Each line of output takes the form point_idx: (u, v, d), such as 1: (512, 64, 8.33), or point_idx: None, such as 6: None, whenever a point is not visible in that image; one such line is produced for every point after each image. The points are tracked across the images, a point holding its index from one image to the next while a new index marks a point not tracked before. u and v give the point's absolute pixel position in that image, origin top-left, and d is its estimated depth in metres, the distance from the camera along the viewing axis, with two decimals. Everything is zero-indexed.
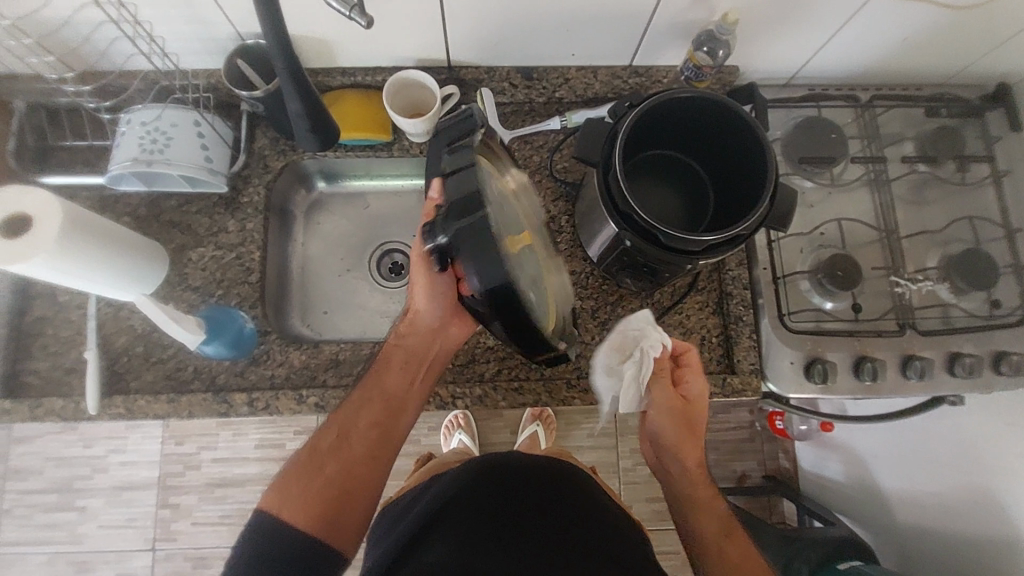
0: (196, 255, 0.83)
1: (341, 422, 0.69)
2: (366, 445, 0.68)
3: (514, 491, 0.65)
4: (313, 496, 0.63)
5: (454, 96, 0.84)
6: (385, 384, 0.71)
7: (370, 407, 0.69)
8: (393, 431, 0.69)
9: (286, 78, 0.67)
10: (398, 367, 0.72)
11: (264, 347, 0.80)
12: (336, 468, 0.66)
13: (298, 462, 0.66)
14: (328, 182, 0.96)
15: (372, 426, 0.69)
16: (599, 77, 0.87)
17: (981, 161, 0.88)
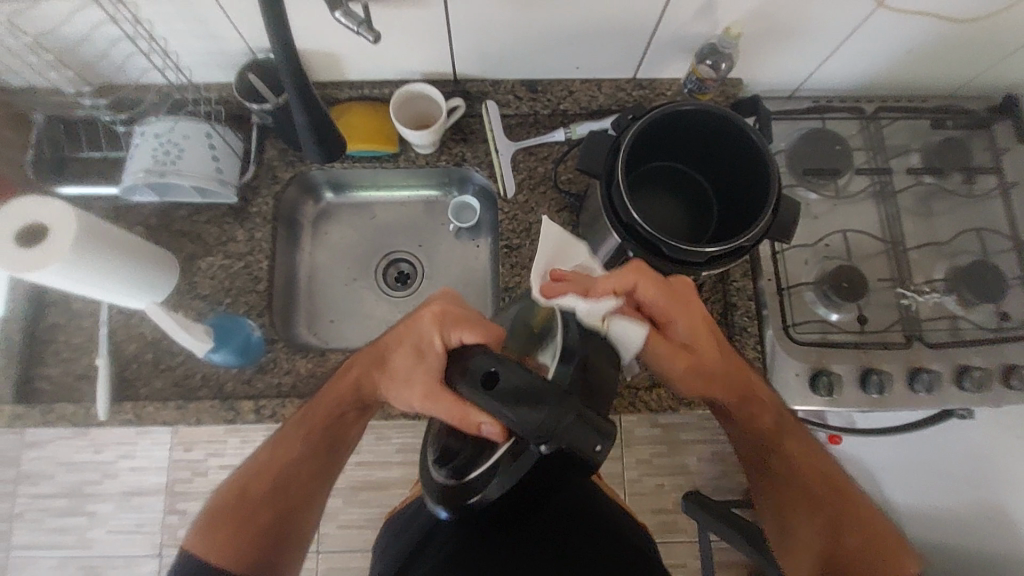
0: (205, 264, 0.85)
1: (276, 452, 0.70)
2: (302, 482, 0.69)
3: None
4: (242, 527, 0.66)
5: (460, 109, 0.85)
6: (320, 414, 0.70)
7: (307, 439, 0.70)
8: (329, 460, 0.71)
9: (297, 95, 0.69)
10: (333, 397, 0.70)
11: (271, 355, 0.81)
12: (267, 498, 0.68)
13: (230, 499, 0.68)
14: (336, 192, 0.97)
15: (307, 462, 0.70)
16: (602, 90, 0.88)
17: (988, 173, 0.88)
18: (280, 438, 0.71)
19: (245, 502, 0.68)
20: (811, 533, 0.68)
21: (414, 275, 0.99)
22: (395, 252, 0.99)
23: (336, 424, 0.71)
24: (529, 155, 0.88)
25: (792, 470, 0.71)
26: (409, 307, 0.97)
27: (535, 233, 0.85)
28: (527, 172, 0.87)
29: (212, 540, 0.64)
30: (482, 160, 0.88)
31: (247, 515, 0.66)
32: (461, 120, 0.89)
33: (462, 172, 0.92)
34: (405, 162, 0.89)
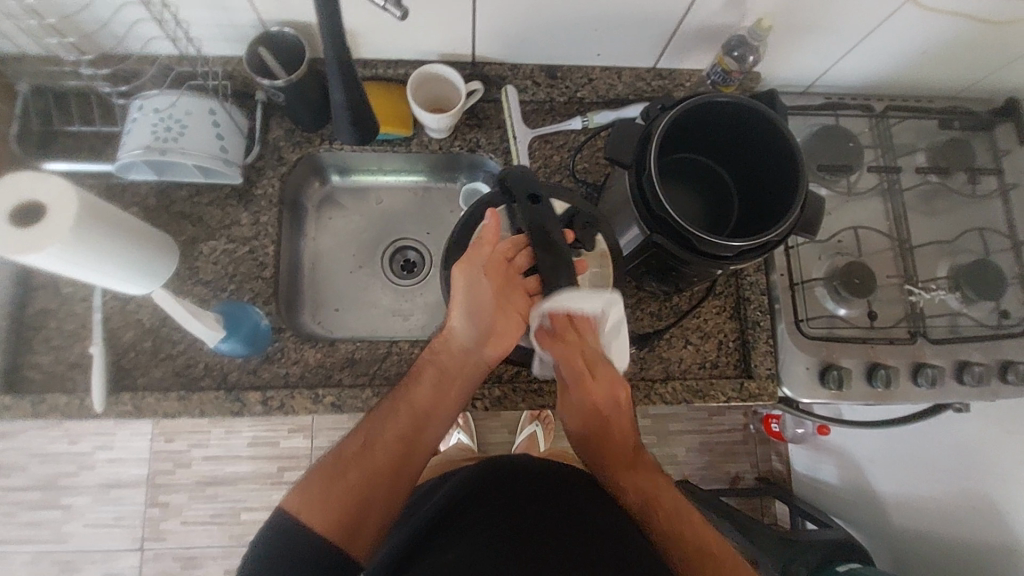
0: (207, 248, 0.81)
1: (369, 430, 0.66)
2: (392, 455, 0.65)
3: (522, 492, 0.65)
4: (344, 504, 0.60)
5: (478, 92, 0.82)
6: (414, 396, 0.69)
7: (399, 419, 0.67)
8: (420, 440, 0.67)
9: (337, 67, 0.66)
10: (430, 384, 0.70)
11: (278, 345, 0.78)
12: (363, 467, 0.63)
13: (324, 476, 0.62)
14: (342, 175, 0.94)
15: (398, 438, 0.66)
16: (622, 79, 0.87)
17: (990, 174, 0.90)
18: (372, 419, 0.68)
19: (338, 466, 0.63)
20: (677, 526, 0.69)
21: (421, 264, 0.96)
22: (402, 239, 0.97)
23: (426, 398, 0.69)
24: (546, 144, 0.86)
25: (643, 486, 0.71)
26: (417, 296, 0.94)
27: None
28: (544, 161, 0.86)
29: (308, 505, 0.59)
30: (497, 147, 0.86)
31: (348, 493, 0.61)
32: (477, 105, 0.87)
33: (475, 159, 0.90)
34: (418, 146, 0.86)
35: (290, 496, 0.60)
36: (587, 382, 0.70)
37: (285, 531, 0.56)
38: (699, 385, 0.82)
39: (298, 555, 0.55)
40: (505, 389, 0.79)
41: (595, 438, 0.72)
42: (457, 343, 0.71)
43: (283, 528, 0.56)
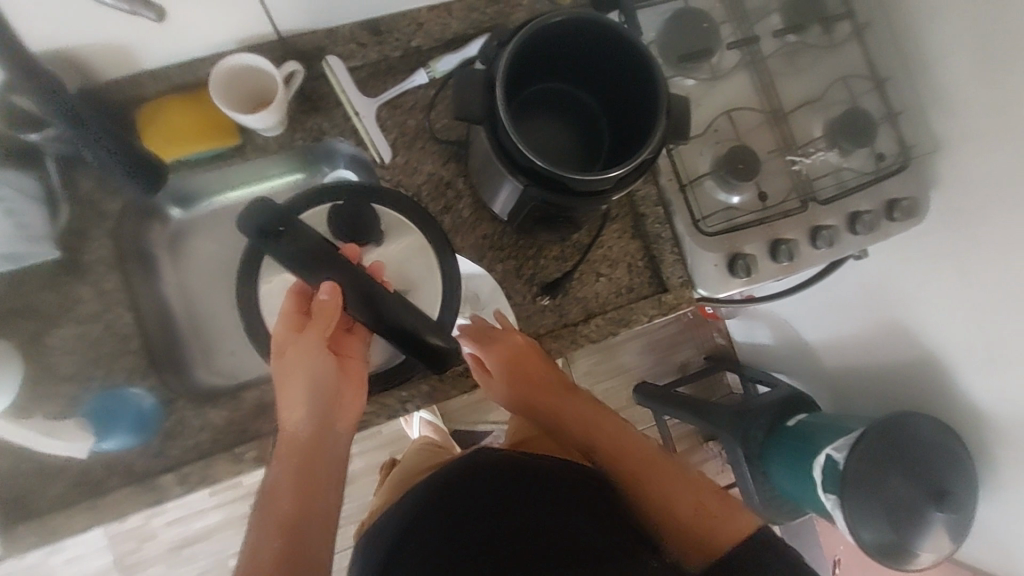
0: (54, 339, 0.70)
1: (250, 543, 0.54)
2: (277, 555, 0.52)
3: (478, 506, 0.58)
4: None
5: (299, 73, 0.71)
6: (279, 488, 0.57)
7: (272, 515, 0.55)
8: (308, 517, 0.56)
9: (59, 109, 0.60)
10: (291, 468, 0.58)
11: (175, 417, 0.71)
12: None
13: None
14: (184, 207, 0.83)
15: (277, 534, 0.54)
16: (454, 14, 0.77)
17: (844, 18, 0.89)
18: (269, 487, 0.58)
19: None
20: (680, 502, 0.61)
21: None
22: None
23: (291, 484, 0.57)
24: (395, 109, 0.78)
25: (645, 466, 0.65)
26: None
27: (427, 195, 0.79)
28: (399, 130, 0.78)
29: None
30: (344, 128, 0.77)
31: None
32: (307, 86, 0.76)
33: (325, 146, 0.79)
34: (254, 152, 0.76)
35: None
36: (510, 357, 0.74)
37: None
38: (620, 315, 0.82)
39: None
40: (432, 380, 0.77)
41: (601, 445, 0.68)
42: (296, 428, 0.61)
43: None
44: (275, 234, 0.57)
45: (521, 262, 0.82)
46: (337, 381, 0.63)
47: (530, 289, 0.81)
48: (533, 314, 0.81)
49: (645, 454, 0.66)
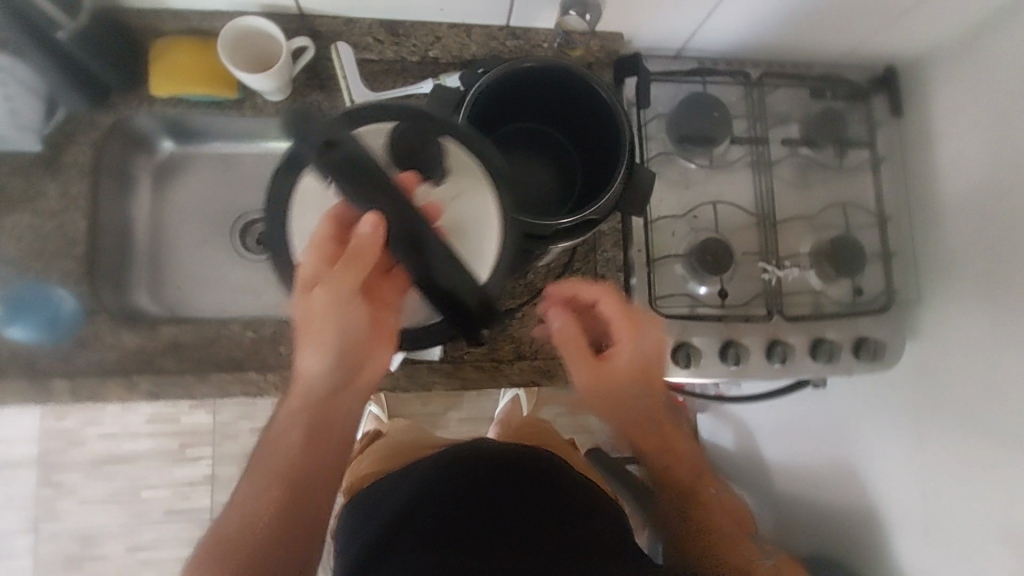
0: (9, 222, 0.73)
1: (248, 489, 0.55)
2: (280, 511, 0.53)
3: (479, 472, 0.68)
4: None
5: (308, 50, 0.76)
6: (284, 444, 0.56)
7: (272, 464, 0.55)
8: (315, 477, 0.56)
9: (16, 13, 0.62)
10: (302, 420, 0.57)
11: (92, 328, 0.73)
12: (242, 540, 0.51)
13: (213, 546, 0.52)
14: (178, 141, 0.87)
15: (277, 488, 0.54)
16: (474, 38, 0.80)
17: (860, 147, 0.88)
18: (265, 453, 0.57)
19: (217, 546, 0.51)
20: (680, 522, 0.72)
21: None
22: (249, 212, 0.90)
23: (290, 440, 0.56)
24: None
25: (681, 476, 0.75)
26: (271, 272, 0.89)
27: None
28: None
29: None
30: (340, 111, 0.80)
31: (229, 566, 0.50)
32: (317, 63, 0.79)
33: (325, 126, 0.84)
34: (251, 110, 0.79)
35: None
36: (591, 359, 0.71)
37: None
38: (548, 366, 0.80)
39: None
40: None
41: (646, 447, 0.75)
42: (315, 377, 0.57)
43: None
44: (327, 145, 0.49)
45: None
46: (360, 333, 0.57)
47: None
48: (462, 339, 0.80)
49: (681, 466, 0.75)
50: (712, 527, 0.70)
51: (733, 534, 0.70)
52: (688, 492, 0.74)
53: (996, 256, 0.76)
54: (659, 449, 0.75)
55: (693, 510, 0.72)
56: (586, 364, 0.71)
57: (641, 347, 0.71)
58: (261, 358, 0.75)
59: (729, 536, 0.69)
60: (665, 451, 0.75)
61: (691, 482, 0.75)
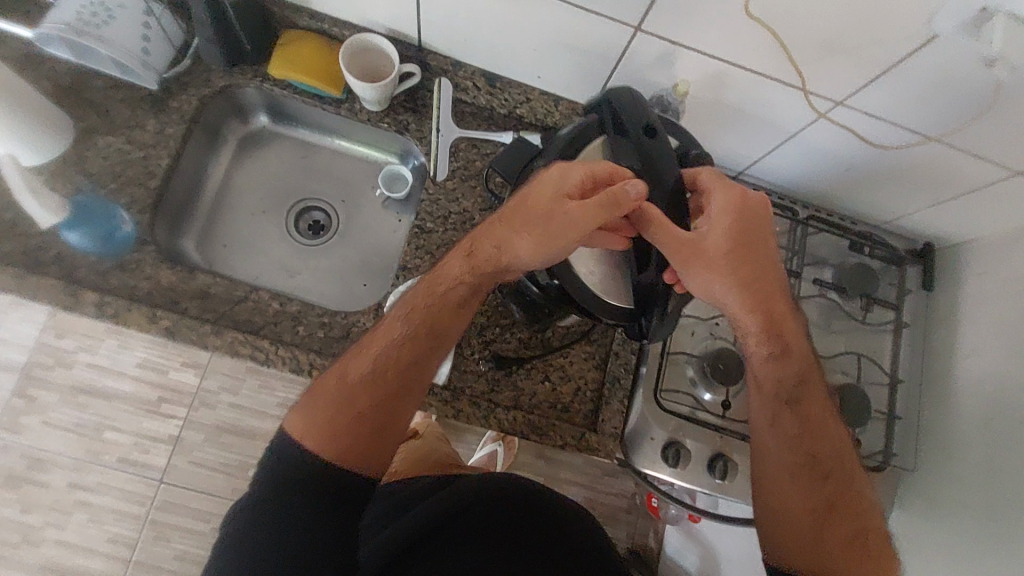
0: (103, 142, 0.79)
1: (384, 339, 0.68)
2: (396, 361, 0.67)
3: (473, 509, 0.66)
4: (335, 421, 0.63)
5: (414, 77, 0.84)
6: (424, 297, 0.70)
7: (406, 318, 0.69)
8: (433, 337, 0.69)
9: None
10: (450, 278, 0.70)
11: (137, 256, 0.76)
12: (357, 382, 0.66)
13: (327, 395, 0.65)
14: (272, 119, 0.94)
15: (406, 337, 0.68)
16: (559, 108, 0.87)
17: (887, 308, 0.91)
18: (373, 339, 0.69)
19: (343, 386, 0.66)
20: (801, 516, 0.66)
21: (327, 226, 0.97)
22: (312, 199, 0.97)
23: (434, 297, 0.70)
24: (473, 147, 0.88)
25: (830, 469, 0.69)
26: (311, 257, 0.94)
27: (450, 223, 0.86)
28: (464, 164, 0.87)
29: (310, 426, 0.62)
30: (424, 136, 0.88)
31: (339, 411, 0.64)
32: (417, 90, 0.87)
33: (406, 146, 0.93)
34: (346, 112, 0.87)
35: (288, 416, 0.64)
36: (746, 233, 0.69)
37: (281, 454, 0.61)
38: (540, 423, 0.80)
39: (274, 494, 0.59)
40: None
41: (802, 432, 0.70)
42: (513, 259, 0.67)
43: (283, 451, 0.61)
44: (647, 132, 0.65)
45: (486, 324, 0.84)
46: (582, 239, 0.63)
47: (479, 350, 0.82)
48: (467, 372, 0.81)
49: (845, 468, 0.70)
50: (854, 551, 0.65)
51: (869, 557, 0.65)
52: (844, 506, 0.67)
53: (1007, 450, 0.77)
54: (796, 435, 0.70)
55: (832, 519, 0.66)
56: (749, 259, 0.69)
57: (773, 282, 0.71)
58: (277, 330, 0.78)
59: (872, 554, 0.65)
60: (815, 449, 0.70)
61: (839, 457, 0.70)
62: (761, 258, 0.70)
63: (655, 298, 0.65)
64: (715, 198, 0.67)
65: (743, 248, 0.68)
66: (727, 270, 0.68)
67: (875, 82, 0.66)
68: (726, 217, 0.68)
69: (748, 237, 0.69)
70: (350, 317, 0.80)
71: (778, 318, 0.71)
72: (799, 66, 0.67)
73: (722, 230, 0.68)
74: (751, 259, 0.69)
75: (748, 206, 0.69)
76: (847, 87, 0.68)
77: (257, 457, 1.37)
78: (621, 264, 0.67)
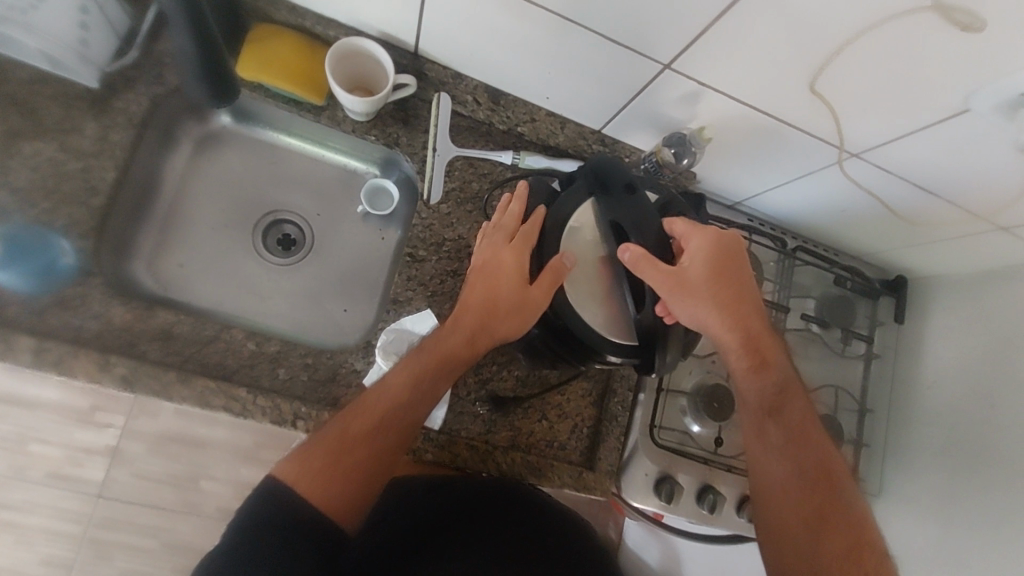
0: (29, 148, 0.66)
1: (387, 396, 0.62)
2: (396, 425, 0.62)
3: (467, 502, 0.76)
4: (336, 471, 0.57)
5: (409, 88, 0.75)
6: (429, 353, 0.65)
7: (410, 372, 0.64)
8: (428, 402, 0.64)
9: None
10: (456, 335, 0.65)
11: (80, 290, 0.65)
12: (357, 439, 0.59)
13: (324, 440, 0.59)
14: (236, 119, 0.83)
15: (408, 399, 0.63)
16: (565, 130, 0.82)
17: (862, 340, 0.95)
18: (376, 388, 0.63)
19: (344, 443, 0.59)
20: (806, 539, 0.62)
21: (300, 241, 0.86)
22: (283, 211, 0.86)
23: (440, 355, 0.65)
24: (470, 167, 0.80)
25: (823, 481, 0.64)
26: (282, 278, 0.84)
27: (445, 251, 0.78)
28: (460, 186, 0.79)
29: (302, 481, 0.55)
30: (416, 152, 0.79)
31: (340, 463, 0.57)
32: (407, 99, 0.79)
33: (390, 154, 0.82)
34: (327, 121, 0.77)
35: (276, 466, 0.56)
36: (721, 265, 0.65)
37: (273, 496, 0.53)
38: (539, 464, 0.78)
39: (267, 534, 0.51)
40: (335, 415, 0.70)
41: (793, 452, 0.66)
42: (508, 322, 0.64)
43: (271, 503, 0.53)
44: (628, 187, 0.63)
45: (484, 362, 0.80)
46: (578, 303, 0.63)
47: (476, 391, 0.78)
48: (463, 414, 0.77)
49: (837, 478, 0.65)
50: (850, 565, 0.59)
51: (865, 572, 0.59)
52: (840, 518, 0.62)
53: (972, 481, 0.84)
54: (786, 449, 0.66)
55: (826, 532, 0.61)
56: (727, 286, 0.65)
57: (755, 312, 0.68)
58: (253, 374, 0.69)
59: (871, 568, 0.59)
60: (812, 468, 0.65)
61: (829, 469, 0.65)
62: (738, 287, 0.66)
63: (658, 333, 0.60)
64: (694, 240, 0.63)
65: (723, 279, 0.65)
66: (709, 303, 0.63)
67: (894, 142, 0.66)
68: (702, 246, 0.63)
69: (723, 268, 0.65)
70: (336, 356, 0.72)
71: (759, 344, 0.67)
72: (837, 118, 0.65)
73: (697, 259, 0.63)
74: (734, 285, 0.66)
75: (724, 243, 0.66)
76: (865, 143, 0.68)
77: (208, 466, 1.18)
78: (621, 306, 0.63)
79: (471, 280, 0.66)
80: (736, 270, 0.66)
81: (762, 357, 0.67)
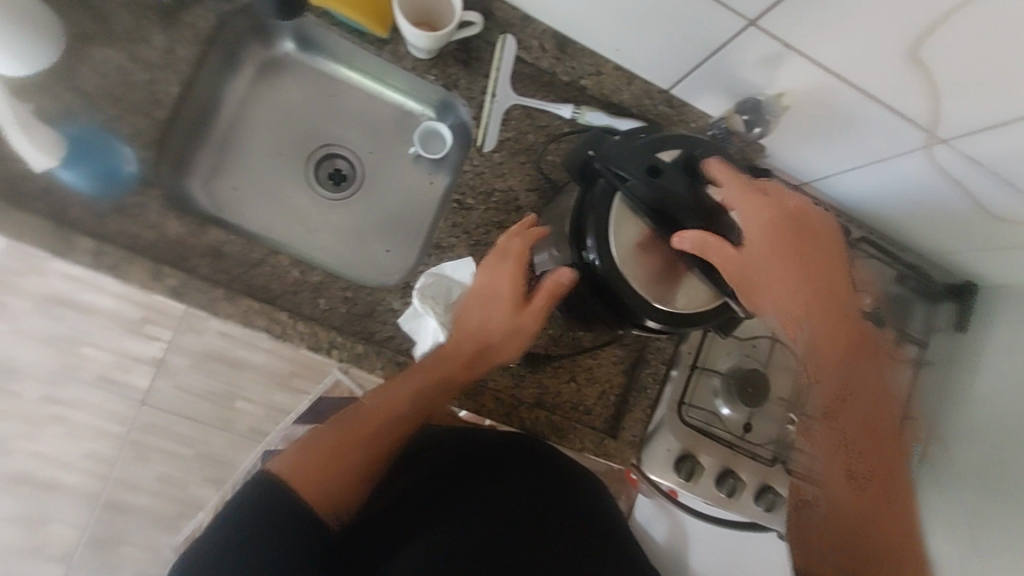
0: (99, 55, 0.68)
1: (380, 400, 0.67)
2: (388, 426, 0.67)
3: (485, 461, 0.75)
4: (330, 467, 0.62)
5: (473, 27, 0.73)
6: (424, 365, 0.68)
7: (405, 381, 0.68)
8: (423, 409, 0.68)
9: None
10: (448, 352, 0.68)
11: (138, 200, 0.67)
12: (353, 439, 0.65)
13: (321, 442, 0.64)
14: (300, 47, 0.83)
15: (401, 406, 0.67)
16: (630, 86, 0.79)
17: (916, 344, 0.89)
18: (374, 395, 0.68)
19: (341, 442, 0.64)
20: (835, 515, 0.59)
21: (351, 177, 0.86)
22: (336, 145, 0.86)
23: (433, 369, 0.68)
24: (526, 117, 0.77)
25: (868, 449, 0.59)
26: (330, 213, 0.85)
27: (492, 201, 0.77)
28: (514, 135, 0.77)
29: (300, 477, 0.61)
30: (473, 96, 0.77)
31: (334, 461, 0.63)
32: (471, 39, 0.77)
33: (446, 96, 0.80)
34: (388, 54, 0.76)
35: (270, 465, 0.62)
36: (787, 220, 0.61)
37: (267, 489, 0.59)
38: (562, 425, 0.78)
39: (253, 524, 0.56)
40: (369, 349, 0.71)
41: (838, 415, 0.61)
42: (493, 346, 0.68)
43: (268, 492, 0.58)
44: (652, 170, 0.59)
45: None
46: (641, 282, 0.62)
47: None
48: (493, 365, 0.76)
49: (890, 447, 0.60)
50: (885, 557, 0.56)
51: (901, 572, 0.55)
52: (887, 497, 0.58)
53: None
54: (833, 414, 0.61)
55: (866, 527, 0.57)
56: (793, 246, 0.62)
57: (833, 264, 0.63)
58: (295, 301, 0.70)
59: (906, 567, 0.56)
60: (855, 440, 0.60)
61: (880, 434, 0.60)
62: (810, 245, 0.63)
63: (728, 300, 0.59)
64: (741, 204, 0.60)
65: (790, 238, 0.62)
66: (773, 269, 0.60)
67: (991, 130, 0.61)
68: (758, 207, 0.60)
69: (790, 224, 0.62)
70: (375, 294, 0.73)
71: (815, 304, 0.62)
72: (936, 98, 0.60)
73: (754, 214, 0.60)
74: (800, 246, 0.62)
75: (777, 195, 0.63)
76: (960, 128, 0.62)
77: (246, 389, 1.23)
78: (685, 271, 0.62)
79: (469, 298, 0.69)
80: (810, 233, 0.63)
81: (818, 310, 0.61)
